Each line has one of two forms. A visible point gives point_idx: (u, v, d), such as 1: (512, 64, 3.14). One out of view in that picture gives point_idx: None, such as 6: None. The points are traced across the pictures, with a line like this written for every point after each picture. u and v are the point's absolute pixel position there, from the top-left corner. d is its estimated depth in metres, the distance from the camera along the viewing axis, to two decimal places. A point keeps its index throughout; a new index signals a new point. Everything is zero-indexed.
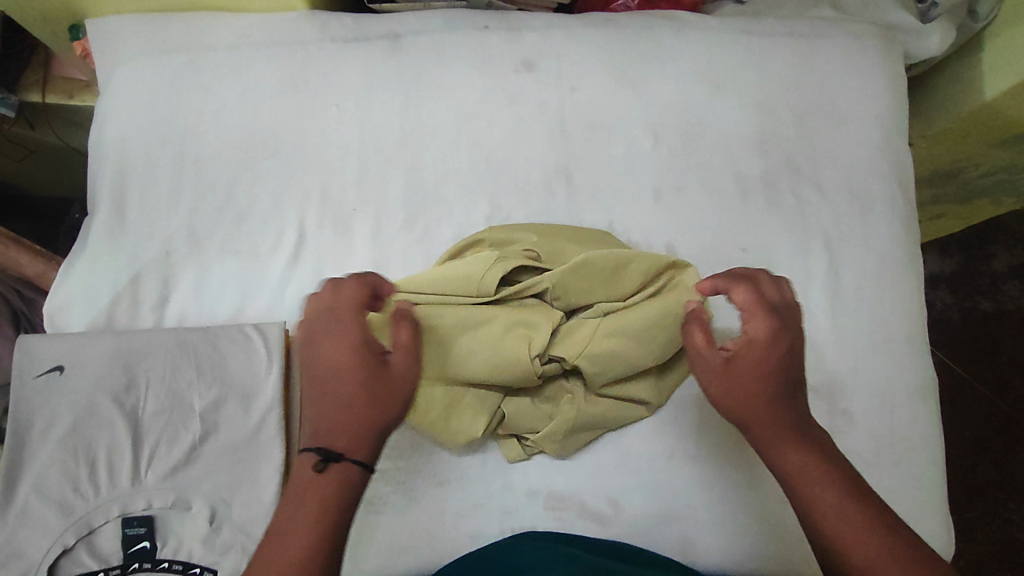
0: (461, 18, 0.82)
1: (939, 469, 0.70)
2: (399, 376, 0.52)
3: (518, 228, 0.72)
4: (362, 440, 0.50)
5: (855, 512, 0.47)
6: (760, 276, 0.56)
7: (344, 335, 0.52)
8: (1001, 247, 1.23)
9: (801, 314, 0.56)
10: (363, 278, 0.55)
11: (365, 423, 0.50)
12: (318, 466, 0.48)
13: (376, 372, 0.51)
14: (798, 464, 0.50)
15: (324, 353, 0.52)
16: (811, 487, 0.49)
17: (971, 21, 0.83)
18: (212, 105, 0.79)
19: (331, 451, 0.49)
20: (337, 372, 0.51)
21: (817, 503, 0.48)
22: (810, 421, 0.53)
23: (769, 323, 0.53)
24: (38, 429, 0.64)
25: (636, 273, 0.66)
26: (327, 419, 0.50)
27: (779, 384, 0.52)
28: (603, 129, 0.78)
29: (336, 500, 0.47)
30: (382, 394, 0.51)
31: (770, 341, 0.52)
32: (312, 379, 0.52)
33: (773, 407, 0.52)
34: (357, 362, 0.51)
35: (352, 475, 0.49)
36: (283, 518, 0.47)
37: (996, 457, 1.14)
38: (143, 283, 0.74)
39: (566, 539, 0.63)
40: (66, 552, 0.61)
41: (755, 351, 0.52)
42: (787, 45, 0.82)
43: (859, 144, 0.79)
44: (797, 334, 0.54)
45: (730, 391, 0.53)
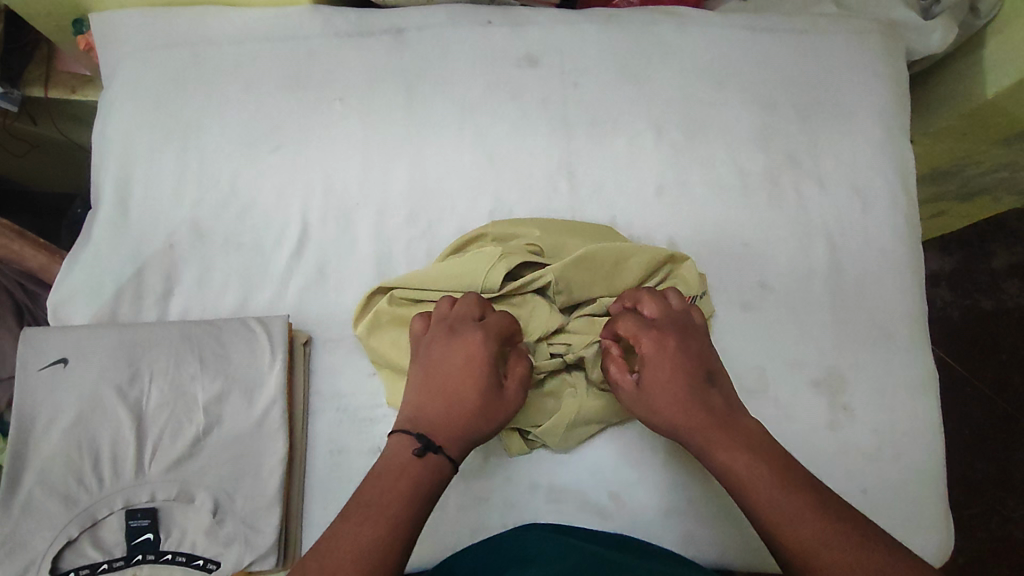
0: (465, 13, 0.82)
1: (941, 463, 0.70)
2: (508, 399, 0.57)
3: (518, 222, 0.72)
4: (458, 440, 0.54)
5: (783, 492, 0.49)
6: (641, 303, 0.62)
7: (477, 345, 0.58)
8: (1000, 245, 1.24)
9: (688, 319, 0.61)
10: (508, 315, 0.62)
11: (467, 428, 0.55)
12: (418, 449, 0.52)
13: (492, 388, 0.57)
14: (727, 461, 0.52)
15: (452, 356, 0.57)
16: (743, 480, 0.50)
17: (973, 18, 0.83)
18: (217, 99, 0.79)
19: (432, 442, 0.53)
20: (459, 372, 0.57)
21: (750, 495, 0.50)
22: (734, 414, 0.55)
23: (651, 339, 0.58)
24: (42, 421, 0.64)
25: (637, 267, 0.67)
26: (433, 414, 0.55)
27: (687, 390, 0.56)
28: (606, 124, 0.79)
29: (427, 486, 0.51)
30: (489, 408, 0.56)
31: (659, 350, 0.57)
32: (434, 371, 0.57)
33: (688, 410, 0.55)
34: (480, 372, 0.57)
35: (441, 469, 0.52)
36: (374, 490, 0.50)
37: (995, 454, 1.15)
38: (147, 277, 0.74)
39: (568, 531, 0.63)
40: (69, 543, 0.61)
41: (654, 361, 0.57)
42: (790, 41, 0.82)
43: (861, 140, 0.80)
44: (685, 340, 0.58)
45: (650, 408, 0.56)
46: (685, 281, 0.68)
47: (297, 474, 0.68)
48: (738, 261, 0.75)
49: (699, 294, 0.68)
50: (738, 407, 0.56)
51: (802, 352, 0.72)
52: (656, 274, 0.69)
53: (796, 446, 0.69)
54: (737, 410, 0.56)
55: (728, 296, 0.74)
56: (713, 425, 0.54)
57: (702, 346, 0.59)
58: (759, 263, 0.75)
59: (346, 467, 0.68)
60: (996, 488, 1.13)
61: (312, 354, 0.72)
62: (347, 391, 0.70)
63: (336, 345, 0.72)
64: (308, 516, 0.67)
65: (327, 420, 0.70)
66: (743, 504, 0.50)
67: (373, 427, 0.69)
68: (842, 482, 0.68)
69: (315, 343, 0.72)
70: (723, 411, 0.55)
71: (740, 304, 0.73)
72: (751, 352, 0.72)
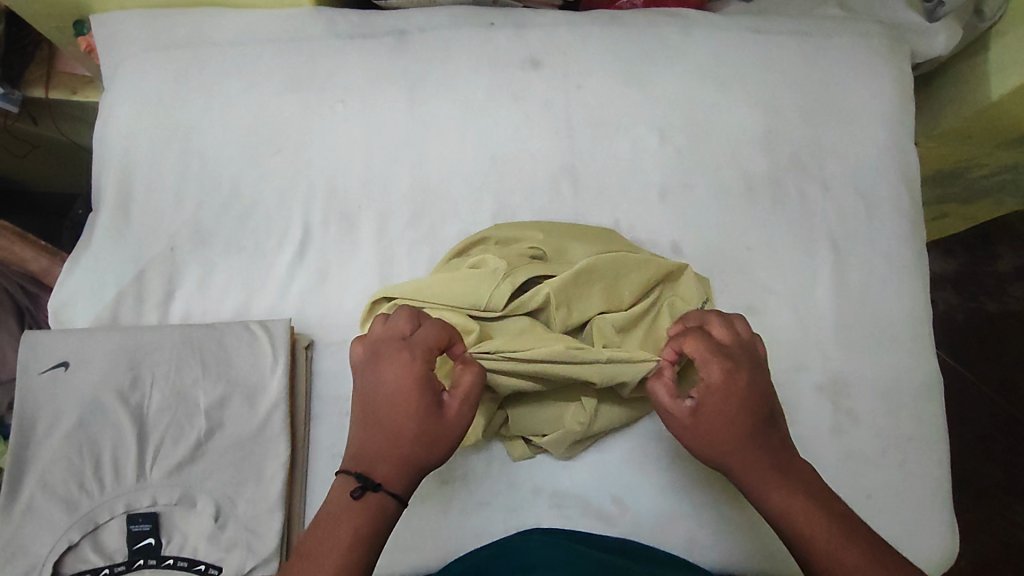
0: (467, 15, 0.82)
1: (946, 468, 0.70)
2: (452, 420, 0.54)
3: (523, 225, 0.72)
4: (400, 472, 0.53)
5: (843, 545, 0.49)
6: (710, 324, 0.57)
7: (407, 370, 0.54)
8: (1004, 247, 1.23)
9: (754, 346, 0.57)
10: (439, 322, 0.57)
11: (407, 460, 0.54)
12: (355, 493, 0.52)
13: (431, 414, 0.54)
14: (787, 508, 0.52)
15: (384, 385, 0.55)
16: (801, 529, 0.51)
17: (977, 21, 0.83)
18: (218, 101, 0.79)
19: (370, 481, 0.53)
20: (393, 402, 0.54)
21: (808, 544, 0.50)
22: (791, 457, 0.55)
23: (724, 368, 0.54)
24: (43, 425, 0.64)
25: (637, 281, 0.68)
26: (373, 450, 0.54)
27: (751, 426, 0.54)
28: (609, 127, 0.78)
29: (368, 531, 0.51)
30: (430, 436, 0.54)
31: (728, 382, 0.54)
32: (370, 402, 0.56)
33: (749, 450, 0.54)
34: (414, 399, 0.54)
35: (384, 507, 0.52)
36: (315, 538, 0.51)
37: (999, 457, 1.14)
38: (148, 280, 0.74)
39: (571, 536, 0.63)
40: (71, 548, 0.61)
41: (721, 393, 0.54)
42: (795, 43, 0.82)
43: (864, 143, 0.79)
44: (753, 370, 0.55)
45: (707, 441, 0.54)
46: (684, 295, 0.69)
47: (300, 478, 0.67)
48: (741, 265, 0.75)
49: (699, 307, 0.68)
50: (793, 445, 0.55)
51: (806, 357, 0.72)
52: (656, 288, 0.69)
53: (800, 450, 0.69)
54: (792, 451, 0.55)
55: (731, 300, 0.73)
56: (773, 468, 0.53)
57: (765, 376, 0.56)
58: (763, 267, 0.75)
59: None
60: (999, 492, 1.13)
61: (314, 357, 0.72)
62: (349, 395, 0.70)
63: (339, 349, 0.72)
64: (311, 520, 0.67)
65: (329, 424, 0.69)
66: (796, 550, 0.51)
67: None
68: (846, 487, 0.68)
69: (316, 346, 0.72)
70: (783, 454, 0.54)
71: (743, 308, 0.73)
72: None
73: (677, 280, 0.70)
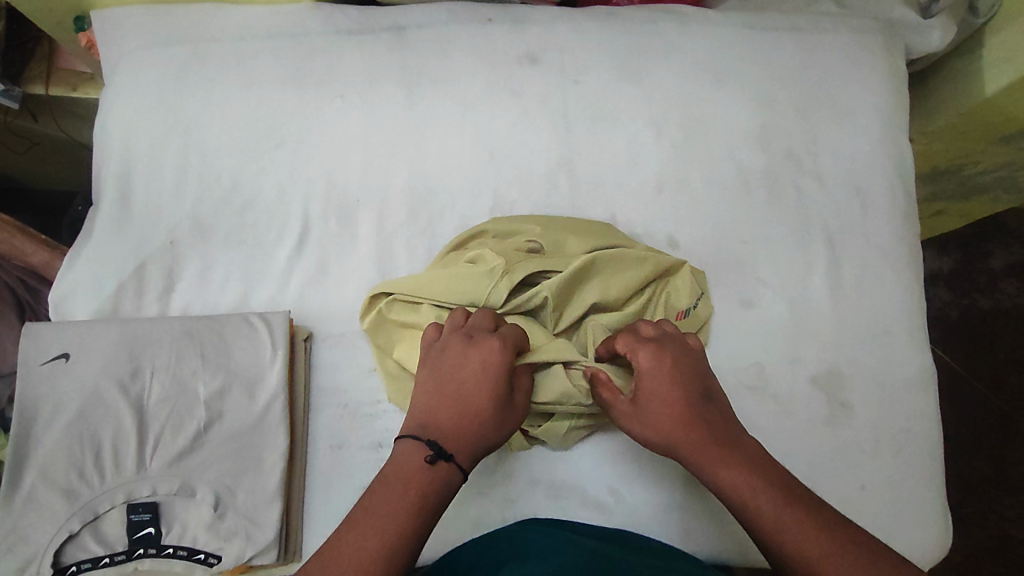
0: (465, 11, 0.82)
1: (939, 460, 0.70)
2: (517, 411, 0.58)
3: (520, 219, 0.73)
4: (470, 449, 0.55)
5: (786, 511, 0.49)
6: (637, 324, 0.61)
7: (492, 352, 0.58)
8: (999, 245, 1.24)
9: (683, 336, 0.60)
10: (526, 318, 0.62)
11: (479, 437, 0.55)
12: (430, 458, 0.52)
13: (506, 398, 0.57)
14: (731, 483, 0.51)
15: (470, 362, 0.57)
16: (748, 503, 0.50)
17: (971, 17, 0.83)
18: (218, 97, 0.79)
19: (445, 450, 0.53)
20: (471, 379, 0.57)
21: (755, 516, 0.50)
22: (735, 434, 0.55)
23: (651, 354, 0.57)
24: (44, 415, 0.64)
25: (633, 278, 0.68)
26: (447, 421, 0.55)
27: (687, 407, 0.55)
28: (606, 122, 0.79)
29: (436, 499, 0.51)
30: (501, 419, 0.56)
31: (657, 365, 0.57)
32: (452, 376, 0.57)
33: (688, 431, 0.54)
34: (496, 382, 0.57)
35: (452, 479, 0.53)
36: (386, 498, 0.50)
37: (993, 453, 1.15)
38: (148, 273, 0.74)
39: (568, 526, 0.63)
40: (71, 537, 0.61)
41: (651, 378, 0.57)
42: (791, 40, 0.83)
43: (860, 139, 0.80)
44: (684, 356, 0.58)
45: (650, 426, 0.56)
46: (677, 293, 0.70)
47: (299, 469, 0.68)
48: (737, 259, 0.75)
49: (689, 306, 0.70)
50: (738, 426, 0.56)
51: (801, 350, 0.72)
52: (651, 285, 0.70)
53: (795, 444, 0.69)
54: (737, 430, 0.55)
55: (726, 293, 0.74)
56: (718, 445, 0.53)
57: (698, 362, 0.59)
58: (759, 260, 0.75)
59: (347, 463, 0.68)
60: (994, 487, 1.14)
61: (313, 350, 0.72)
62: (348, 387, 0.71)
63: (337, 341, 0.72)
64: (309, 511, 0.67)
65: (328, 416, 0.70)
66: (748, 526, 0.50)
67: (373, 424, 0.69)
68: (841, 479, 0.68)
69: (315, 339, 0.73)
70: (727, 432, 0.55)
71: (738, 300, 0.74)
72: (750, 349, 0.72)
73: (669, 277, 0.71)
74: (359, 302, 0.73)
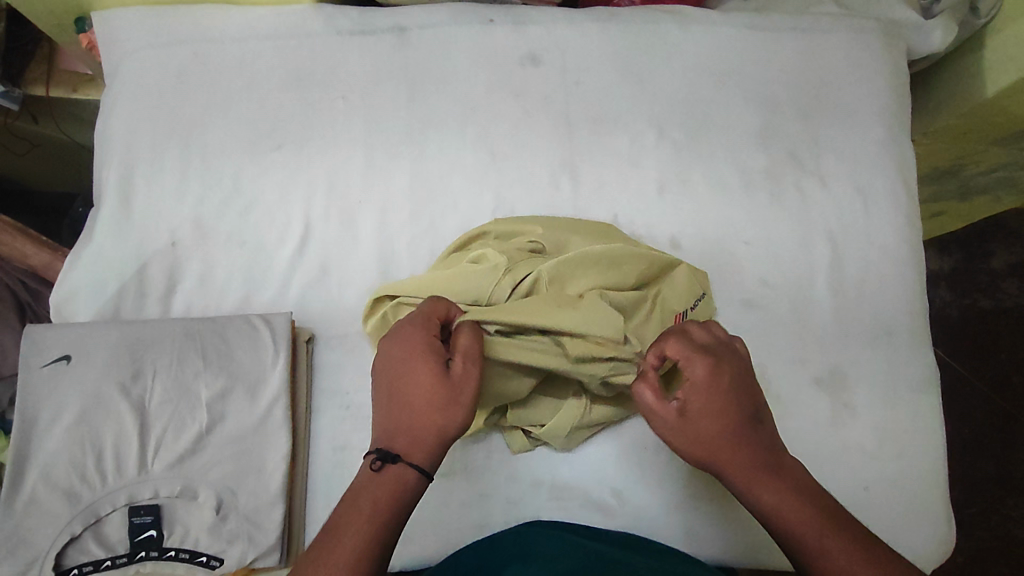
0: (468, 12, 0.82)
1: (942, 460, 0.70)
2: (461, 382, 0.54)
3: (522, 219, 0.73)
4: (419, 444, 0.53)
5: (831, 541, 0.50)
6: (689, 327, 0.57)
7: (407, 343, 0.55)
8: (1001, 245, 1.24)
9: (732, 345, 0.58)
10: (434, 297, 0.58)
11: (423, 425, 0.53)
12: (374, 465, 0.52)
13: (437, 377, 0.53)
14: (777, 507, 0.52)
15: (391, 360, 0.55)
16: (791, 528, 0.51)
17: (972, 17, 0.83)
18: (219, 98, 0.79)
19: (388, 453, 0.52)
20: (400, 376, 0.54)
21: (799, 541, 0.50)
22: (777, 454, 0.55)
23: (708, 365, 0.54)
24: (45, 418, 0.64)
25: (633, 271, 0.68)
26: (391, 425, 0.54)
27: (737, 422, 0.54)
28: (608, 123, 0.79)
29: (388, 504, 0.50)
30: (440, 399, 0.53)
31: (713, 378, 0.54)
32: (384, 381, 0.56)
33: (738, 450, 0.53)
34: (417, 366, 0.54)
35: (404, 479, 0.52)
36: (338, 513, 0.50)
37: (996, 453, 1.15)
38: (149, 275, 0.74)
39: (571, 528, 0.63)
40: (72, 540, 0.61)
41: (705, 391, 0.54)
42: (792, 40, 0.83)
43: (862, 138, 0.80)
44: (737, 367, 0.55)
45: (696, 441, 0.53)
46: (679, 290, 0.70)
47: (301, 471, 0.68)
48: (740, 260, 0.75)
49: (687, 309, 0.69)
50: (779, 442, 0.56)
51: (804, 350, 0.72)
52: (652, 280, 0.70)
53: (797, 444, 0.69)
54: (779, 447, 0.55)
55: (728, 294, 0.74)
56: (766, 467, 0.53)
57: (746, 372, 0.57)
58: (761, 260, 0.75)
59: (350, 464, 0.68)
60: (996, 488, 1.13)
61: (315, 351, 0.72)
62: (350, 388, 0.71)
63: (339, 342, 0.72)
64: (311, 513, 0.67)
65: (330, 417, 0.70)
66: (793, 550, 0.51)
67: None
68: (844, 480, 0.68)
69: (317, 340, 0.72)
70: (772, 452, 0.54)
71: (740, 301, 0.74)
72: (753, 350, 0.72)
73: (669, 276, 0.71)
74: (360, 304, 0.73)
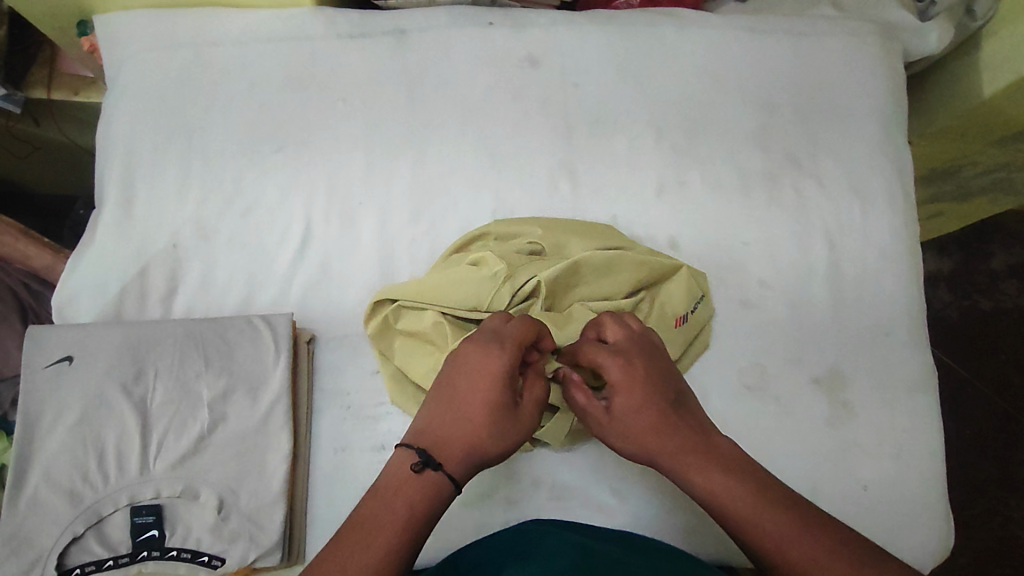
0: (468, 15, 0.83)
1: (940, 459, 0.70)
2: (521, 423, 0.54)
3: (522, 220, 0.73)
4: (463, 461, 0.52)
5: (752, 513, 0.48)
6: (598, 329, 0.61)
7: (492, 361, 0.54)
8: (999, 246, 1.25)
9: (646, 336, 0.60)
10: (533, 323, 0.57)
11: (473, 447, 0.52)
12: (415, 466, 0.50)
13: (508, 411, 0.54)
14: (705, 487, 0.51)
15: (468, 369, 0.54)
16: (720, 508, 0.50)
17: (969, 20, 0.84)
18: (220, 100, 0.80)
19: (432, 459, 0.51)
20: (470, 386, 0.54)
21: (728, 516, 0.49)
22: (709, 436, 0.54)
23: (617, 360, 0.56)
24: (48, 418, 0.64)
25: (630, 274, 0.69)
26: (441, 430, 0.53)
27: (660, 411, 0.55)
28: (608, 124, 0.79)
29: (423, 509, 0.48)
30: (499, 431, 0.53)
31: (626, 372, 0.56)
32: (451, 384, 0.55)
33: (663, 436, 0.54)
34: (493, 389, 0.53)
35: (440, 489, 0.50)
36: (371, 510, 0.48)
37: (995, 454, 1.15)
38: (151, 276, 0.74)
39: (571, 526, 0.63)
40: (75, 540, 0.61)
41: (622, 386, 0.56)
42: (790, 42, 0.83)
43: (859, 140, 0.80)
44: (650, 359, 0.58)
45: (626, 435, 0.55)
46: (677, 291, 0.70)
47: (301, 472, 0.68)
48: (738, 260, 0.76)
49: (688, 311, 0.70)
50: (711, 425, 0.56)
51: (803, 350, 0.73)
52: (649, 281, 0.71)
53: (797, 443, 0.69)
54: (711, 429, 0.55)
55: (726, 295, 0.75)
56: (689, 445, 0.53)
57: (666, 365, 0.59)
58: (759, 261, 0.76)
59: (351, 464, 0.68)
60: (996, 488, 1.14)
61: (316, 352, 0.72)
62: (352, 389, 0.71)
63: (340, 343, 0.73)
64: (312, 513, 0.67)
65: (331, 418, 0.70)
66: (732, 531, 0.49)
67: (377, 425, 0.70)
68: (843, 480, 0.68)
69: (318, 341, 0.73)
70: (698, 430, 0.54)
71: (739, 301, 0.74)
72: (752, 349, 0.72)
73: (669, 277, 0.71)
74: (362, 305, 0.74)
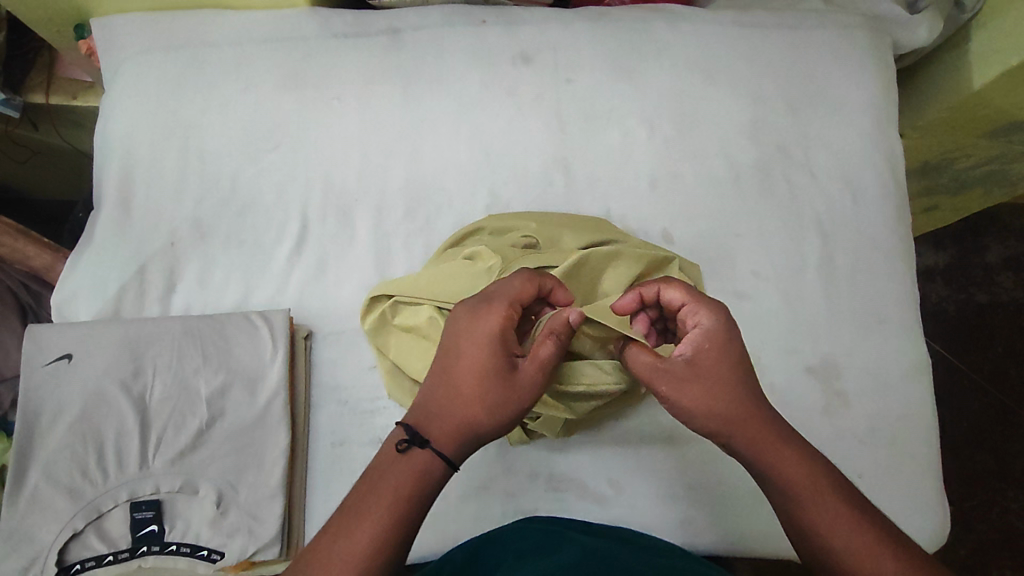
0: (461, 14, 0.83)
1: (934, 447, 0.71)
2: (517, 388, 0.51)
3: (515, 216, 0.74)
4: (454, 435, 0.50)
5: (845, 510, 0.48)
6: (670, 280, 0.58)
7: (479, 322, 0.52)
8: (994, 239, 1.26)
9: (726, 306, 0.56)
10: (531, 278, 0.55)
11: (462, 418, 0.51)
12: (402, 445, 0.50)
13: (499, 377, 0.51)
14: (794, 477, 0.49)
15: (456, 335, 0.52)
16: (807, 505, 0.48)
17: (957, 12, 0.85)
18: (216, 101, 0.80)
19: (418, 435, 0.50)
20: (459, 354, 0.52)
21: (819, 511, 0.48)
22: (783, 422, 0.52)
23: (707, 313, 0.54)
24: (47, 416, 0.65)
25: (626, 272, 0.68)
26: (431, 402, 0.52)
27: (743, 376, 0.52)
28: (601, 120, 0.80)
29: (411, 491, 0.48)
30: (490, 396, 0.50)
31: (714, 328, 0.53)
32: (443, 353, 0.53)
33: (741, 403, 0.51)
34: (483, 357, 0.51)
35: (429, 468, 0.49)
36: (359, 493, 0.48)
37: (994, 446, 1.15)
38: (149, 275, 0.75)
39: (566, 521, 0.63)
40: (76, 535, 0.62)
41: (707, 339, 0.53)
42: (780, 37, 0.84)
43: (850, 132, 0.81)
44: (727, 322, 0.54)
45: (695, 393, 0.51)
46: None
47: (300, 466, 0.69)
48: (731, 252, 0.76)
49: None
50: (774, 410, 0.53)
51: (797, 342, 0.73)
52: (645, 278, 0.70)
53: None
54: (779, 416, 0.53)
55: (720, 287, 0.75)
56: (764, 425, 0.51)
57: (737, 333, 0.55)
58: (751, 253, 0.76)
59: (348, 458, 0.69)
60: (995, 480, 1.14)
61: (313, 348, 0.73)
62: (348, 384, 0.72)
63: (337, 339, 0.73)
64: (310, 508, 0.68)
65: (328, 412, 0.71)
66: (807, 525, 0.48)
67: (374, 419, 0.70)
68: None
69: (315, 337, 0.73)
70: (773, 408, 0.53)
71: (732, 293, 0.75)
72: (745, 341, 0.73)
73: (663, 269, 0.71)
74: (359, 300, 0.74)
